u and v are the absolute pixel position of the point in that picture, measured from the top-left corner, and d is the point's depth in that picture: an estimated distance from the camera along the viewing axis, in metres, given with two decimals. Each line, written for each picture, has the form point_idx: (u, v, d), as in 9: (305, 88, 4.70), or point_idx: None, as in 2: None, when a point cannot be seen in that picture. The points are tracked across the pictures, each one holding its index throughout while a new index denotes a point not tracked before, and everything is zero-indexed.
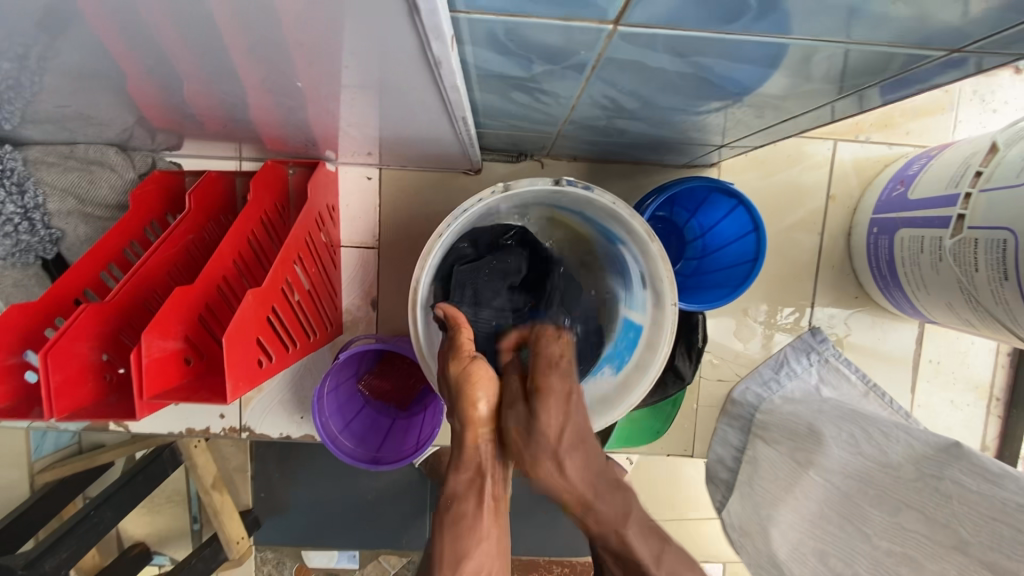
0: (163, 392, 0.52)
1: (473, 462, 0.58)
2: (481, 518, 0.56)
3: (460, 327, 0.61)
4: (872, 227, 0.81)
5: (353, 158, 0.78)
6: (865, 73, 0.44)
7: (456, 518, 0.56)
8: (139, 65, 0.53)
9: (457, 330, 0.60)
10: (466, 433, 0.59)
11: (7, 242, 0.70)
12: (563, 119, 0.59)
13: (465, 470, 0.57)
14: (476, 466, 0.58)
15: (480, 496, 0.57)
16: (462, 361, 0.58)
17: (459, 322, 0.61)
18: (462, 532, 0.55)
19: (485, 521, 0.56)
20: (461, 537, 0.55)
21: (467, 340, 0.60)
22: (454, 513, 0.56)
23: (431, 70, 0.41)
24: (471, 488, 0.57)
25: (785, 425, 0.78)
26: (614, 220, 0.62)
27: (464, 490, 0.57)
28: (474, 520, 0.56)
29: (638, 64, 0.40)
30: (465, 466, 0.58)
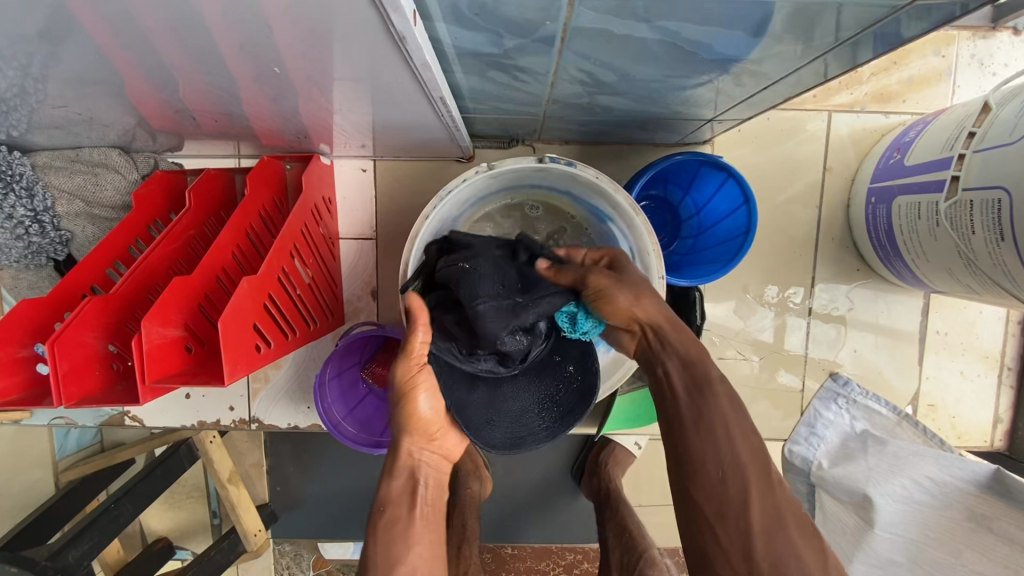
0: (165, 377, 0.53)
1: (407, 470, 0.58)
2: (414, 524, 0.56)
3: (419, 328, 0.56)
4: (870, 197, 0.80)
5: (346, 151, 0.79)
6: (838, 30, 0.43)
7: (390, 523, 0.55)
8: (131, 66, 0.54)
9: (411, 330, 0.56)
10: (406, 439, 0.58)
11: (19, 244, 0.74)
12: (547, 99, 0.60)
13: (399, 479, 0.57)
14: (414, 474, 0.58)
15: (413, 502, 0.57)
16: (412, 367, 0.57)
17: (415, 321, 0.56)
18: (394, 540, 0.54)
19: (418, 529, 0.55)
20: (394, 542, 0.54)
21: (420, 343, 0.57)
22: (387, 518, 0.55)
23: (399, 47, 0.42)
24: (403, 494, 0.57)
25: (842, 485, 0.79)
26: (599, 197, 0.62)
27: (397, 496, 0.56)
28: (408, 525, 0.55)
29: (606, 33, 0.40)
30: (400, 472, 0.58)
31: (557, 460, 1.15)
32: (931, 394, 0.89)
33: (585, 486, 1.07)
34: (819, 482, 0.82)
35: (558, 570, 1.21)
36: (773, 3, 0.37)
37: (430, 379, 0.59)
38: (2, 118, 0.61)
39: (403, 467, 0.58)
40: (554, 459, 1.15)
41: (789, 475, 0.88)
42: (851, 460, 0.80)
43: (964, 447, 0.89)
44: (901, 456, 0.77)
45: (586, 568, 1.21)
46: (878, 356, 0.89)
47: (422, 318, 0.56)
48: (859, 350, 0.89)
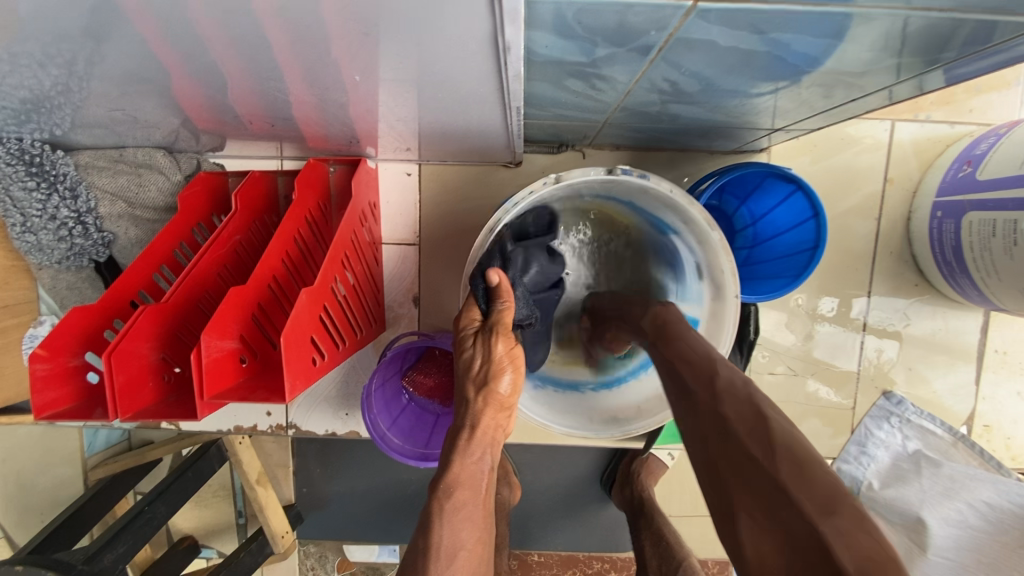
0: (221, 392, 0.52)
1: (478, 454, 0.59)
2: (475, 511, 0.58)
3: (506, 304, 0.56)
4: (935, 210, 0.77)
5: (393, 154, 0.77)
6: (956, 43, 0.40)
7: (454, 507, 0.57)
8: (190, 66, 0.52)
9: (503, 305, 0.56)
10: (484, 415, 0.58)
11: (62, 245, 0.73)
12: (615, 106, 0.57)
13: (472, 466, 0.59)
14: (482, 459, 0.59)
15: (477, 490, 0.59)
16: (505, 342, 0.57)
17: (503, 295, 0.55)
18: (456, 520, 0.57)
19: (477, 515, 0.58)
20: (456, 525, 0.57)
21: (507, 313, 0.56)
22: (453, 504, 0.57)
23: (497, 57, 0.40)
24: (472, 483, 0.58)
25: (894, 508, 0.80)
26: (669, 210, 0.60)
27: (465, 479, 0.58)
28: (470, 511, 0.58)
29: (710, 43, 0.38)
30: (473, 456, 0.59)
31: (589, 469, 1.13)
32: (987, 415, 0.86)
33: (617, 496, 1.05)
34: (869, 501, 0.83)
35: None
36: (853, 14, 0.34)
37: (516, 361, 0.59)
38: (48, 117, 0.59)
39: (477, 449, 0.59)
40: (585, 468, 1.13)
41: None
42: (904, 482, 0.81)
43: (1019, 470, 0.86)
44: (956, 480, 0.78)
45: None
46: (933, 374, 0.86)
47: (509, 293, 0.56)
48: (914, 367, 0.86)
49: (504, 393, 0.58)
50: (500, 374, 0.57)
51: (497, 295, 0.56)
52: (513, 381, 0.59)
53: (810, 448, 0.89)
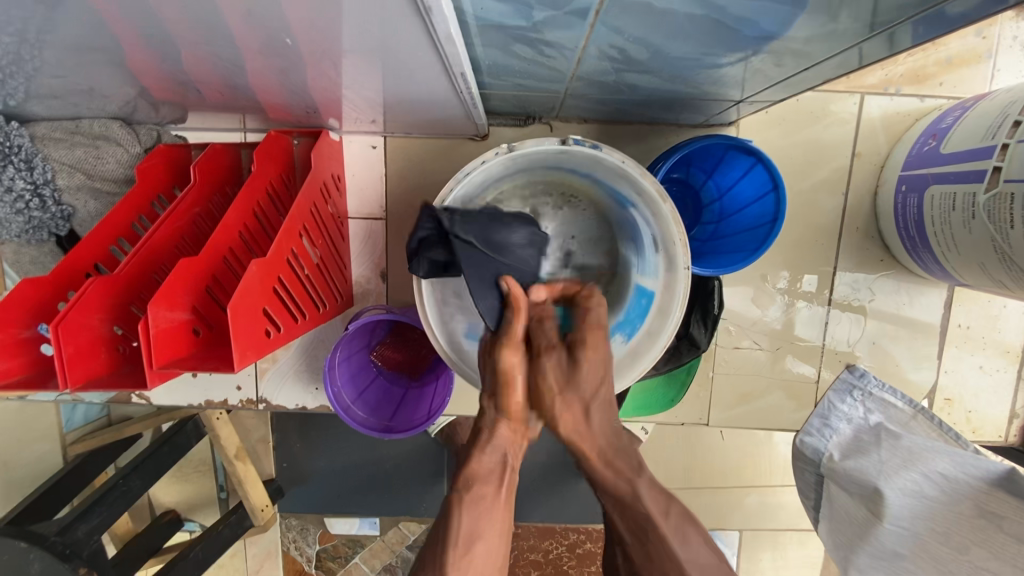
0: (172, 362, 0.52)
1: (497, 451, 0.61)
2: (497, 505, 0.60)
3: (513, 314, 0.59)
4: (900, 184, 0.77)
5: (356, 126, 0.76)
6: (893, 8, 0.40)
7: (474, 499, 0.59)
8: (135, 34, 0.51)
9: (513, 314, 0.59)
10: (500, 423, 0.62)
11: (20, 218, 0.72)
12: (571, 76, 0.56)
13: (489, 458, 0.61)
14: (502, 456, 0.62)
15: (498, 483, 0.61)
16: (511, 352, 0.59)
17: (516, 308, 0.59)
18: (480, 514, 0.59)
19: (500, 508, 0.60)
20: (478, 518, 0.58)
21: (519, 328, 0.60)
22: (474, 495, 0.59)
23: (422, 20, 0.39)
24: (492, 473, 0.61)
25: (851, 479, 0.78)
26: (623, 179, 0.60)
27: (485, 476, 0.60)
28: (492, 503, 0.60)
29: (646, 6, 0.37)
30: (489, 453, 0.61)
31: (564, 443, 1.14)
32: (948, 389, 0.88)
33: None
34: (830, 473, 0.82)
35: (561, 550, 1.22)
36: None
37: (528, 365, 0.61)
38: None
39: (496, 445, 0.61)
40: (560, 442, 1.14)
41: (798, 464, 0.87)
42: (864, 453, 0.79)
43: (978, 441, 0.88)
44: (915, 451, 0.75)
45: (589, 547, 1.21)
46: (896, 348, 0.87)
47: (522, 305, 0.60)
48: (878, 341, 0.87)
49: (519, 403, 0.61)
50: (509, 383, 0.60)
51: (507, 304, 0.60)
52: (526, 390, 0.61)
53: (775, 421, 0.90)
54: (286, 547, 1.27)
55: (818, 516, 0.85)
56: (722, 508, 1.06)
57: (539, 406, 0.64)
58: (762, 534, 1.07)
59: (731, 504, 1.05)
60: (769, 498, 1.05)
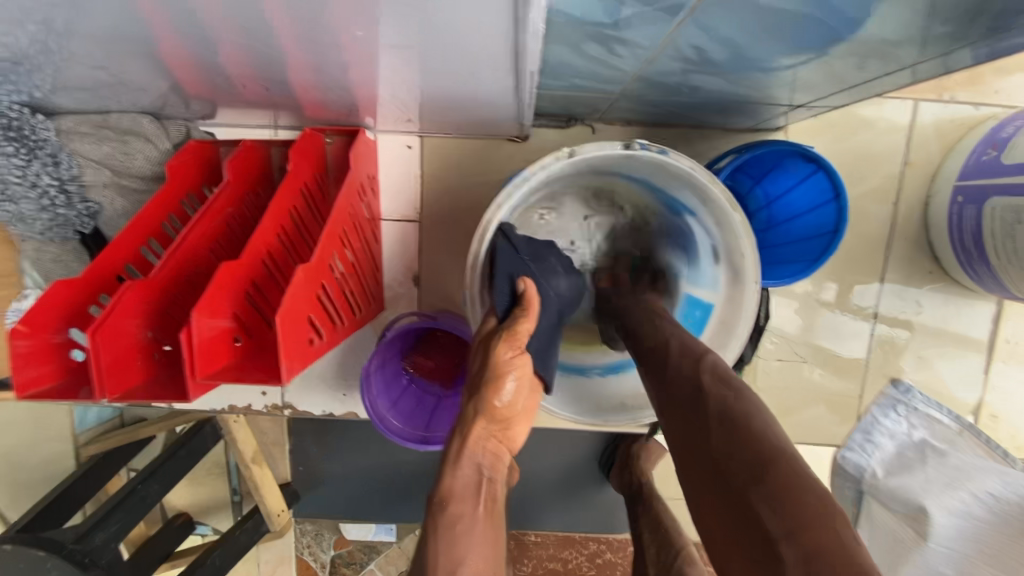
0: (214, 372, 0.49)
1: (472, 462, 0.53)
2: (477, 525, 0.51)
3: (524, 313, 0.53)
4: (956, 195, 0.74)
5: (393, 125, 0.73)
6: (1005, 11, 0.37)
7: (451, 521, 0.50)
8: (179, 25, 0.48)
9: (523, 315, 0.53)
10: (478, 425, 0.53)
11: (45, 215, 0.69)
12: (632, 76, 0.54)
13: (464, 471, 0.53)
14: (478, 467, 0.53)
15: (477, 499, 0.52)
16: (512, 350, 0.52)
17: (528, 306, 0.54)
18: (457, 539, 0.49)
19: (481, 529, 0.51)
20: (457, 542, 0.49)
21: (526, 331, 0.53)
22: (449, 516, 0.50)
23: (516, 12, 0.36)
24: (470, 489, 0.52)
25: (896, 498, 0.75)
26: (687, 189, 0.57)
27: (461, 492, 0.52)
28: (472, 523, 0.51)
29: (747, 3, 0.35)
30: (466, 469, 0.53)
31: (588, 451, 1.12)
32: (994, 405, 0.85)
33: (616, 479, 1.04)
34: (872, 490, 0.79)
35: (581, 560, 1.19)
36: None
37: (524, 366, 0.53)
38: (27, 77, 0.55)
39: (471, 456, 0.53)
40: (585, 451, 1.12)
41: (837, 480, 0.84)
42: (908, 471, 0.77)
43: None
44: (962, 469, 0.73)
45: (610, 558, 1.19)
46: (942, 363, 0.85)
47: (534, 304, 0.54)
48: (923, 355, 0.85)
49: (505, 406, 0.53)
50: (497, 383, 0.52)
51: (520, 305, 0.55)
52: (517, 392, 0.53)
53: (814, 435, 0.88)
54: (300, 553, 1.24)
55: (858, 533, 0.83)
56: None
57: (522, 410, 0.56)
58: None
59: None
60: None
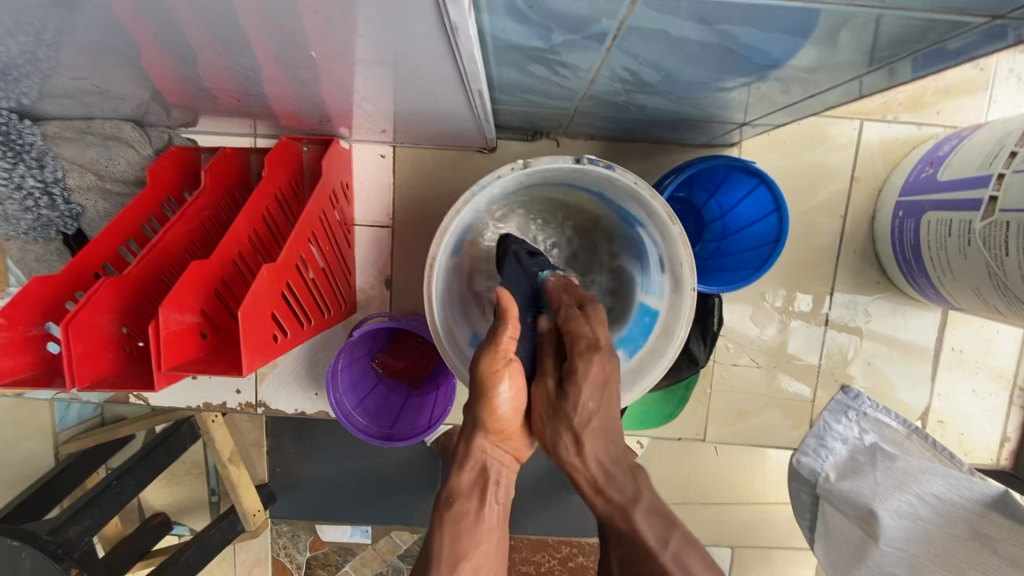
0: (179, 364, 0.52)
1: (477, 464, 0.56)
2: (483, 521, 0.53)
3: (503, 321, 0.57)
4: (898, 210, 0.78)
5: (367, 135, 0.77)
6: (895, 42, 0.41)
7: (455, 518, 0.52)
8: (156, 42, 0.52)
9: (503, 324, 0.57)
10: (479, 431, 0.56)
11: (29, 216, 0.72)
12: (582, 95, 0.58)
13: (470, 472, 0.55)
14: (483, 468, 0.56)
15: (482, 498, 0.54)
16: (498, 359, 0.56)
17: (505, 313, 0.57)
18: (461, 535, 0.51)
19: (486, 527, 0.53)
20: (461, 538, 0.51)
21: (509, 338, 0.57)
22: (455, 512, 0.52)
23: (448, 38, 0.40)
24: (474, 489, 0.54)
25: (847, 501, 0.78)
26: (633, 201, 0.61)
27: (466, 489, 0.54)
28: (475, 522, 0.53)
29: (661, 33, 0.39)
30: (469, 470, 0.55)
31: None
32: (941, 411, 0.89)
33: None
34: (825, 494, 0.82)
35: (553, 563, 1.21)
36: (787, 9, 0.34)
37: (514, 375, 0.56)
38: (14, 85, 0.59)
39: (476, 459, 0.56)
40: None
41: (794, 485, 0.87)
42: (859, 474, 0.79)
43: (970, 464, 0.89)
44: (909, 473, 0.76)
45: (581, 561, 1.21)
46: (890, 370, 0.89)
47: (512, 313, 0.57)
48: (873, 362, 0.88)
49: (500, 414, 0.56)
50: (491, 392, 0.55)
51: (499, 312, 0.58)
52: (511, 399, 0.56)
53: (771, 438, 0.91)
54: (276, 554, 1.26)
55: (814, 535, 0.86)
56: (716, 523, 1.06)
57: (521, 419, 0.58)
58: (754, 551, 1.08)
59: (724, 520, 1.06)
60: (761, 514, 1.06)
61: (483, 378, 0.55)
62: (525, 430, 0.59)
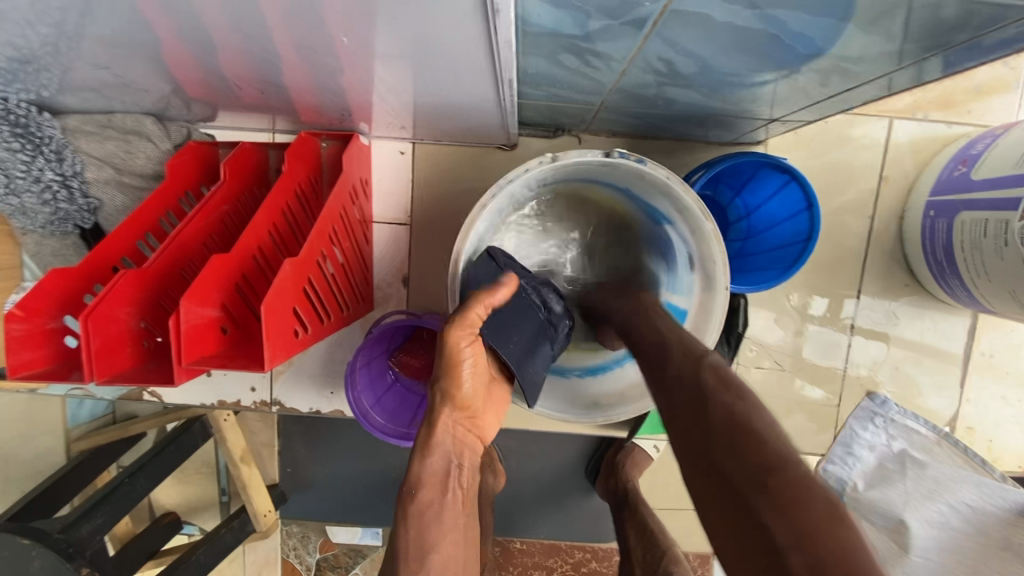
0: (200, 358, 0.51)
1: (443, 452, 0.57)
2: (446, 509, 0.57)
3: (478, 299, 0.55)
4: (928, 210, 0.77)
5: (386, 131, 0.76)
6: (946, 30, 0.40)
7: (421, 508, 0.56)
8: (180, 33, 0.51)
9: (473, 302, 0.54)
10: (443, 414, 0.56)
11: (46, 210, 0.72)
12: (610, 88, 0.56)
13: (435, 460, 0.56)
14: (447, 454, 0.57)
15: (446, 487, 0.57)
16: (465, 332, 0.54)
17: (485, 295, 0.55)
18: (426, 525, 0.55)
19: (450, 515, 0.57)
20: (426, 527, 0.55)
21: (481, 312, 0.54)
22: (419, 504, 0.55)
23: (488, 21, 0.39)
24: (439, 478, 0.56)
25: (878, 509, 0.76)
26: (663, 197, 0.59)
27: (430, 479, 0.56)
28: (440, 508, 0.56)
29: (704, 18, 0.37)
30: (435, 458, 0.56)
31: (573, 458, 1.13)
32: (970, 418, 0.86)
33: (601, 487, 1.05)
34: (852, 504, 0.79)
35: (566, 568, 1.19)
36: None
37: (477, 353, 0.56)
38: (35, 77, 0.58)
39: (440, 446, 0.56)
40: (570, 457, 1.13)
41: None
42: (889, 483, 0.78)
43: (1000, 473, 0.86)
44: (939, 481, 0.77)
45: (595, 567, 1.19)
46: (919, 375, 0.86)
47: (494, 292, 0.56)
48: (900, 367, 0.86)
49: (464, 395, 0.57)
50: (456, 370, 0.55)
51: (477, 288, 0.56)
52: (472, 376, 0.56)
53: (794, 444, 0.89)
54: (286, 555, 1.25)
55: None
56: None
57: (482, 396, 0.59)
58: None
59: None
60: None
61: (449, 357, 0.54)
62: (485, 407, 0.60)
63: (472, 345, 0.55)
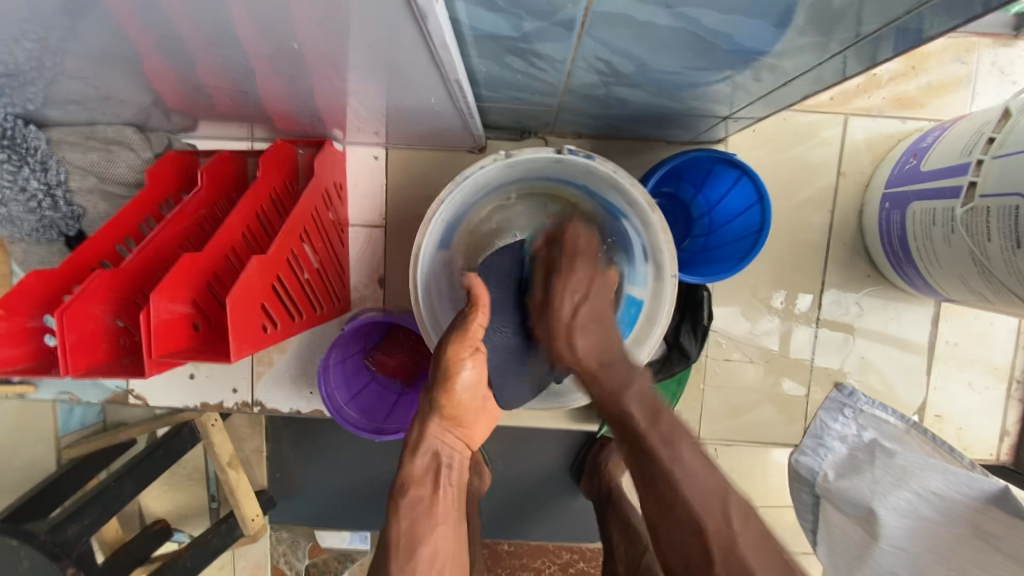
0: (172, 351, 0.54)
1: (430, 450, 0.59)
2: (436, 507, 0.57)
3: (473, 310, 0.60)
4: (884, 202, 0.79)
5: (359, 137, 0.79)
6: (855, 26, 0.42)
7: (412, 503, 0.56)
8: (154, 49, 0.54)
9: (471, 312, 0.60)
10: (433, 419, 0.59)
11: (32, 217, 0.75)
12: (563, 89, 0.59)
13: (422, 458, 0.58)
14: (435, 454, 0.59)
15: (436, 484, 0.57)
16: (461, 346, 0.59)
17: (477, 303, 0.60)
18: (416, 521, 0.55)
19: (440, 509, 0.57)
20: (417, 524, 0.55)
21: (477, 325, 0.60)
22: (410, 499, 0.56)
23: (420, 25, 0.42)
24: (426, 475, 0.57)
25: (847, 498, 0.77)
26: (614, 191, 0.63)
27: (420, 475, 0.57)
28: (429, 507, 0.56)
29: (627, 18, 0.40)
30: (423, 456, 0.58)
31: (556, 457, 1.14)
32: (938, 405, 0.88)
33: (584, 485, 1.06)
34: (825, 493, 0.81)
35: (554, 569, 1.20)
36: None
37: (474, 360, 0.60)
38: (20, 92, 0.61)
39: (428, 447, 0.59)
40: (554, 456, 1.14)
41: (793, 485, 0.86)
42: (858, 472, 0.78)
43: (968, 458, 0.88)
44: (908, 469, 0.75)
45: (582, 567, 1.19)
46: (885, 364, 0.88)
47: (483, 301, 0.60)
48: (867, 358, 0.88)
49: (455, 402, 0.59)
50: (453, 377, 0.58)
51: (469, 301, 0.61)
52: (471, 377, 0.60)
53: (767, 434, 0.90)
54: (276, 561, 1.26)
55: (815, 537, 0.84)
56: None
57: (473, 410, 0.62)
58: None
59: None
60: None
61: (445, 364, 0.58)
62: (478, 419, 0.63)
63: (473, 358, 0.60)
